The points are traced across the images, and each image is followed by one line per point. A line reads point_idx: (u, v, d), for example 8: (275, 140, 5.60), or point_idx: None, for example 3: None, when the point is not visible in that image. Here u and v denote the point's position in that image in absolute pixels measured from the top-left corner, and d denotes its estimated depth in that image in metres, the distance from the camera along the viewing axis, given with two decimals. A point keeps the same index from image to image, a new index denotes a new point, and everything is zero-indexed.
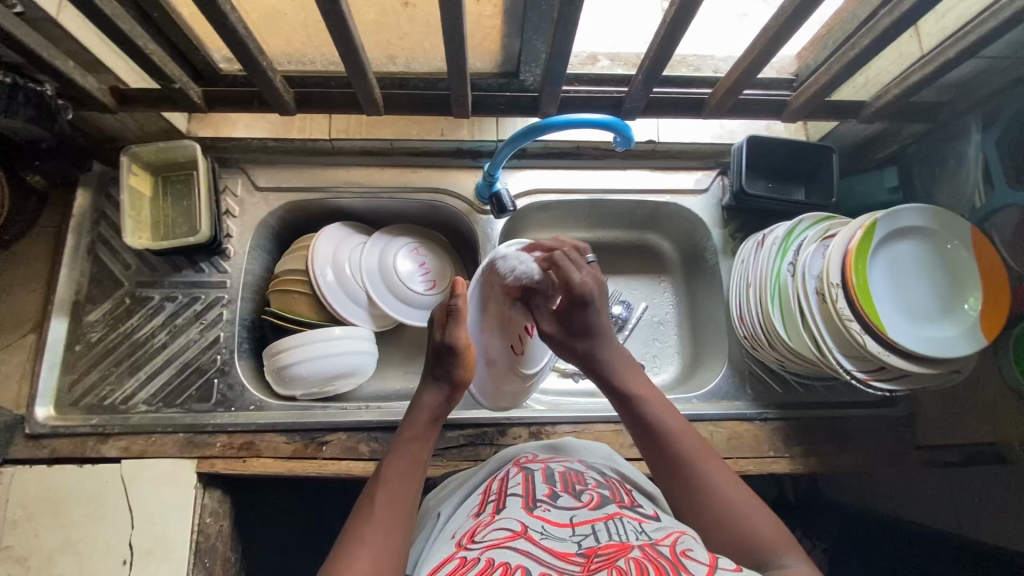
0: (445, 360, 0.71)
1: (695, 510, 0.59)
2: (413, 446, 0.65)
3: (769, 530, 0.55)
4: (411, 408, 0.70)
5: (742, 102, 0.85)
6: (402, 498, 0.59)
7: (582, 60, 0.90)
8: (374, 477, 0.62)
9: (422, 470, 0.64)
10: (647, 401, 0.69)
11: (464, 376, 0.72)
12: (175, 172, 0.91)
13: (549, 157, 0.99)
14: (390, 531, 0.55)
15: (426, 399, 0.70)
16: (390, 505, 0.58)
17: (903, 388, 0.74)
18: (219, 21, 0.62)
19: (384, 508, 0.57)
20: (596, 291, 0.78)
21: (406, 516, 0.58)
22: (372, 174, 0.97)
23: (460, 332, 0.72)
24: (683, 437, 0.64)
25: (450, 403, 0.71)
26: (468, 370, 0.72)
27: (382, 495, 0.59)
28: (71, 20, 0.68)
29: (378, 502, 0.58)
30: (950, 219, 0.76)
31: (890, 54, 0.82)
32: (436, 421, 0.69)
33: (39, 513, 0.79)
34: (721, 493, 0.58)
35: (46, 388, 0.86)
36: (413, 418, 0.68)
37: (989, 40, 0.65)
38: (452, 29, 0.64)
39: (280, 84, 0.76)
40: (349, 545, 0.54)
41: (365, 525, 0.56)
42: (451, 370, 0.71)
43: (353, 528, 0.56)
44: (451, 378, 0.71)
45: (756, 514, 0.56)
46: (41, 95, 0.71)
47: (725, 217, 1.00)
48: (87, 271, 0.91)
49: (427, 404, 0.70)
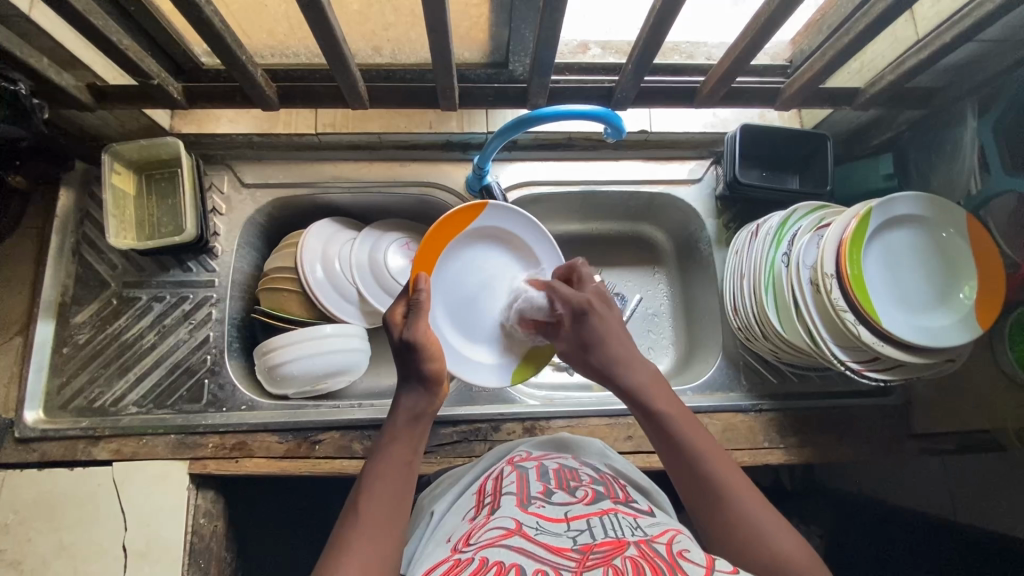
0: (410, 360, 0.66)
1: (718, 523, 0.55)
2: (396, 448, 0.62)
3: (797, 554, 0.51)
4: (390, 414, 0.66)
5: (734, 90, 0.84)
6: (382, 496, 0.57)
7: (572, 49, 0.88)
8: (357, 483, 0.59)
9: (406, 470, 0.60)
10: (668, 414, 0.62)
11: (435, 368, 0.66)
12: (159, 169, 0.90)
13: (541, 148, 0.98)
14: (375, 541, 0.53)
15: (405, 401, 0.65)
16: (377, 514, 0.55)
17: (897, 378, 0.73)
18: (194, 14, 0.60)
19: (372, 522, 0.55)
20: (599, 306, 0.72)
21: (396, 536, 0.55)
22: (361, 169, 0.96)
23: (417, 327, 0.68)
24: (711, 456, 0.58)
25: (431, 402, 0.66)
26: (437, 362, 0.67)
27: (365, 502, 0.57)
28: (44, 15, 0.66)
29: (365, 513, 0.56)
30: (944, 206, 0.75)
31: (885, 39, 0.81)
32: (419, 420, 0.65)
33: (31, 517, 0.79)
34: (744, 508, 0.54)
35: (35, 392, 0.85)
36: (392, 423, 0.64)
37: (987, 23, 0.64)
38: (437, 20, 0.63)
39: (262, 77, 0.74)
40: (336, 554, 0.52)
41: (349, 536, 0.54)
42: (419, 368, 0.66)
43: (342, 538, 0.54)
44: (419, 375, 0.66)
45: (787, 541, 0.52)
46: (15, 94, 0.68)
47: (719, 207, 0.98)
48: (72, 272, 0.89)
49: (404, 406, 0.65)
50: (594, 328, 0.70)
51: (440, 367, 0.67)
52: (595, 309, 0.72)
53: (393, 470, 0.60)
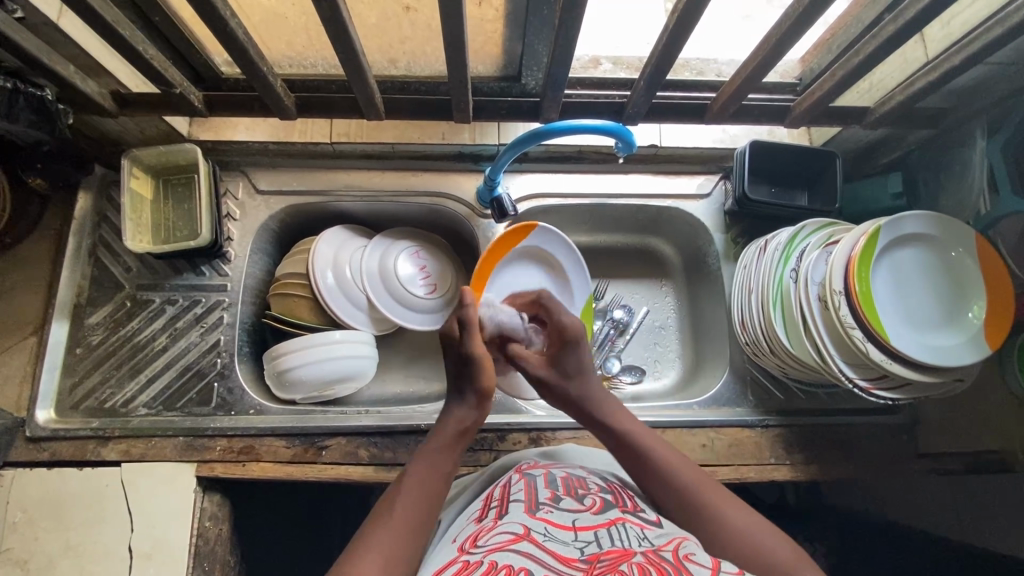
0: (465, 371, 0.70)
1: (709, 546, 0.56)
2: (439, 456, 0.63)
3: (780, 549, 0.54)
4: (438, 422, 0.68)
5: (744, 107, 0.85)
6: (419, 500, 0.58)
7: (584, 64, 0.90)
8: (395, 483, 0.60)
9: (445, 479, 0.62)
10: (637, 434, 0.67)
11: (487, 382, 0.70)
12: (176, 175, 0.91)
13: (552, 160, 0.99)
14: (402, 541, 0.54)
15: (456, 413, 0.68)
16: (411, 515, 0.56)
17: (904, 397, 0.73)
18: (220, 27, 0.62)
19: (406, 521, 0.56)
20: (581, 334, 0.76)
21: (423, 537, 0.56)
22: (374, 178, 0.97)
23: (477, 343, 0.71)
24: (682, 468, 0.62)
25: (480, 413, 0.69)
26: (489, 376, 0.70)
27: (402, 502, 0.57)
28: (71, 24, 0.68)
29: (397, 514, 0.56)
30: (953, 226, 0.75)
31: (894, 60, 0.82)
32: (465, 433, 0.67)
33: (38, 516, 0.79)
34: (730, 521, 0.56)
35: (47, 391, 0.86)
36: (441, 431, 0.66)
37: (996, 47, 0.64)
38: (454, 36, 0.64)
39: (281, 87, 0.75)
40: (360, 551, 0.52)
41: (375, 532, 0.54)
42: (473, 381, 0.69)
43: (368, 531, 0.55)
44: (474, 387, 0.69)
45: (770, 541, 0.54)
46: (41, 100, 0.71)
47: (727, 222, 0.99)
48: (88, 274, 0.91)
49: (454, 417, 0.68)
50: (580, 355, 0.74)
51: (494, 383, 0.70)
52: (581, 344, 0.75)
53: (431, 474, 0.61)
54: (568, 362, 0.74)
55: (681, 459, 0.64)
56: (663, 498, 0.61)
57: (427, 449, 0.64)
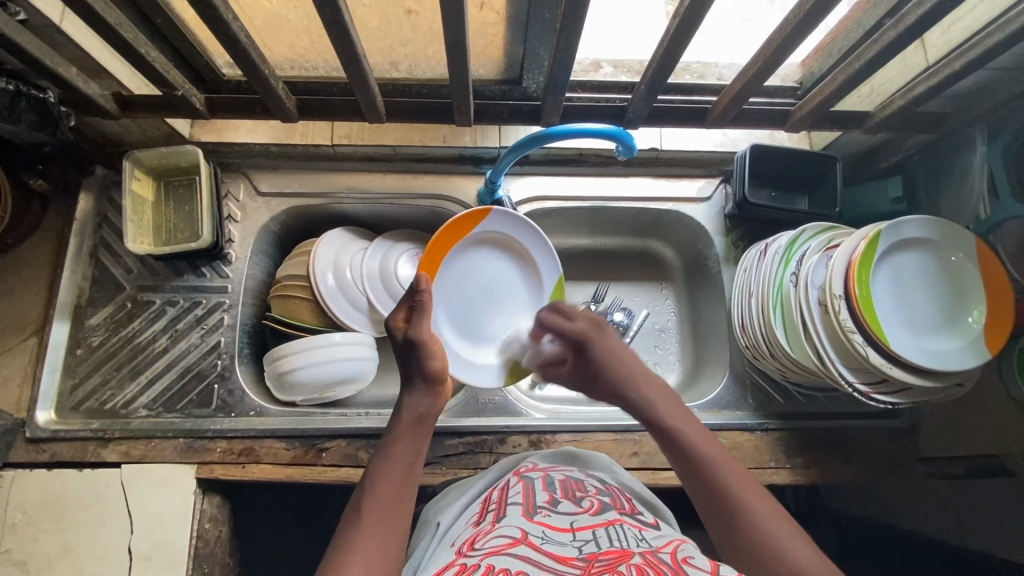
0: (414, 357, 0.69)
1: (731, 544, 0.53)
2: (400, 448, 0.62)
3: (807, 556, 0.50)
4: (394, 412, 0.67)
5: (745, 111, 0.85)
6: (386, 498, 0.57)
7: (585, 67, 0.90)
8: (361, 483, 0.59)
9: (410, 471, 0.61)
10: (673, 423, 0.64)
11: (438, 366, 0.69)
12: (177, 176, 0.91)
13: (553, 163, 0.99)
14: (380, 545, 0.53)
15: (410, 402, 0.67)
16: (379, 516, 0.56)
17: (904, 401, 0.73)
18: (222, 30, 0.62)
19: (374, 523, 0.55)
20: (591, 334, 0.75)
21: (400, 534, 0.56)
22: (375, 180, 0.97)
23: (425, 327, 0.71)
24: (717, 459, 0.59)
25: (435, 401, 0.68)
26: (440, 361, 0.69)
27: (369, 503, 0.57)
28: (73, 27, 0.68)
29: (366, 517, 0.55)
30: (953, 231, 0.75)
31: (895, 65, 0.82)
32: (423, 421, 0.66)
33: (38, 517, 0.79)
34: (757, 520, 0.53)
35: (47, 392, 0.86)
36: (398, 422, 0.65)
37: (997, 52, 0.65)
38: (456, 39, 0.65)
39: (283, 90, 0.76)
40: (336, 558, 0.52)
41: (350, 537, 0.54)
42: (422, 367, 0.69)
43: (342, 537, 0.54)
44: (421, 373, 0.68)
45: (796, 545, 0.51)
46: (43, 102, 0.71)
47: (728, 225, 0.99)
48: (89, 275, 0.91)
49: (409, 406, 0.66)
50: (598, 355, 0.74)
51: (443, 367, 0.70)
52: (594, 339, 0.75)
53: (395, 471, 0.60)
54: (589, 370, 0.74)
55: (719, 449, 0.61)
56: (694, 488, 0.59)
57: (387, 444, 0.63)
